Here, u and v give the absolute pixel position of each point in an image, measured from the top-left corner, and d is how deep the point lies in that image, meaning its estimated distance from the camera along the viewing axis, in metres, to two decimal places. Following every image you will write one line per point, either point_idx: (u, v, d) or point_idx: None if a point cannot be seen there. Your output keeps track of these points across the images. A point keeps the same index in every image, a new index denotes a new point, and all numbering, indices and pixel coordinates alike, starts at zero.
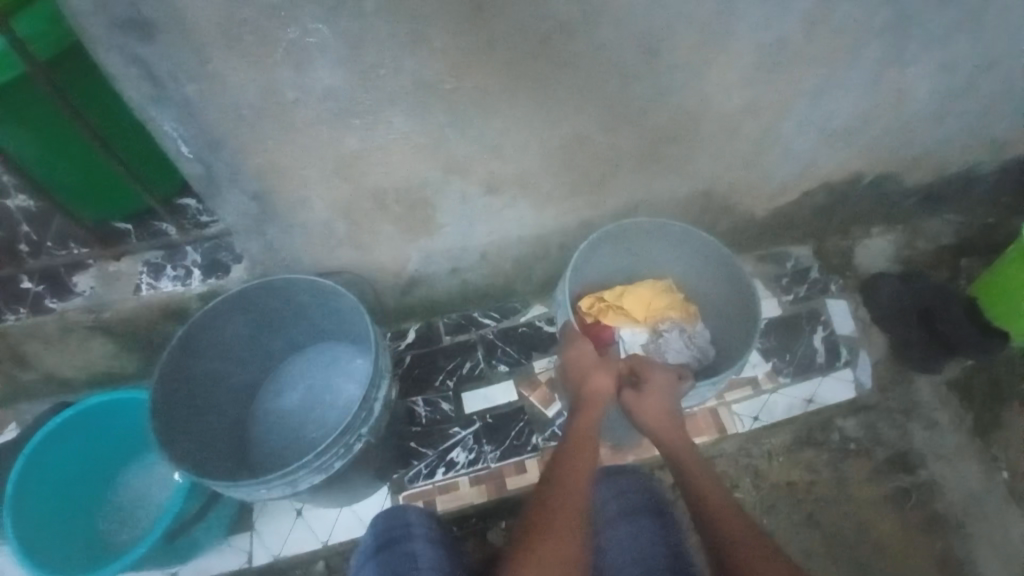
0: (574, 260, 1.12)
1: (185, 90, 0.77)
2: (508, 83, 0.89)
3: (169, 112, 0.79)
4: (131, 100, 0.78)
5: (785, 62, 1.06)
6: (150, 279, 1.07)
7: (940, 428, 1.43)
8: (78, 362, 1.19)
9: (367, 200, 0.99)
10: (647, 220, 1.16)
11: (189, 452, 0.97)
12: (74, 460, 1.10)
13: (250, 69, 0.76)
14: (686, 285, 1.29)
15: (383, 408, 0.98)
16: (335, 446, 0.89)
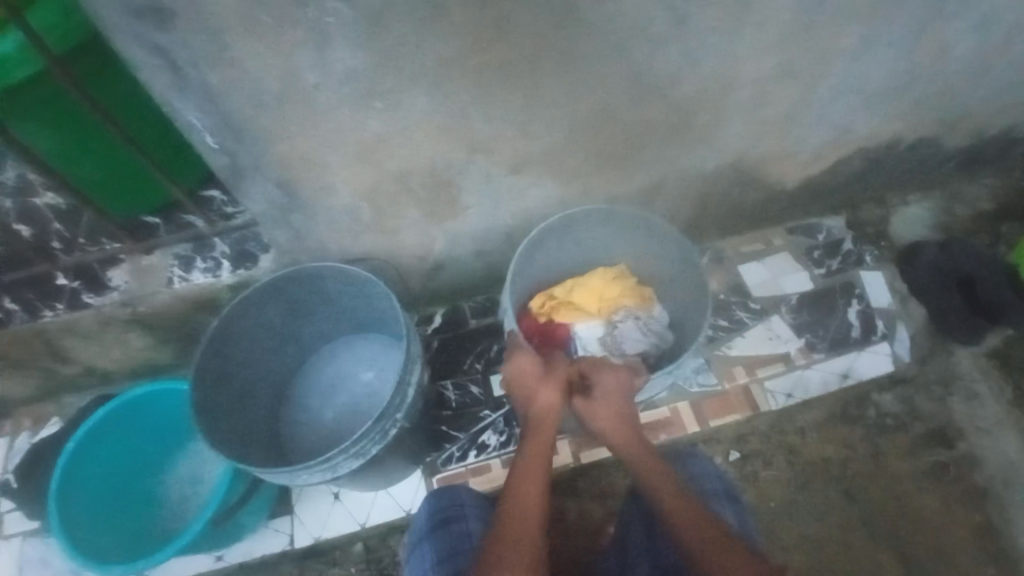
0: (515, 262, 1.06)
1: (205, 78, 0.76)
2: (530, 57, 0.86)
3: (192, 103, 0.79)
4: (155, 91, 0.77)
5: (818, 22, 1.01)
6: (182, 271, 1.08)
7: (981, 399, 1.39)
8: (115, 356, 1.22)
9: (390, 184, 0.98)
10: (585, 208, 1.10)
11: (230, 440, 0.99)
12: (119, 450, 1.14)
13: (268, 54, 0.75)
14: (639, 269, 1.23)
15: (416, 393, 0.98)
16: (372, 431, 0.90)
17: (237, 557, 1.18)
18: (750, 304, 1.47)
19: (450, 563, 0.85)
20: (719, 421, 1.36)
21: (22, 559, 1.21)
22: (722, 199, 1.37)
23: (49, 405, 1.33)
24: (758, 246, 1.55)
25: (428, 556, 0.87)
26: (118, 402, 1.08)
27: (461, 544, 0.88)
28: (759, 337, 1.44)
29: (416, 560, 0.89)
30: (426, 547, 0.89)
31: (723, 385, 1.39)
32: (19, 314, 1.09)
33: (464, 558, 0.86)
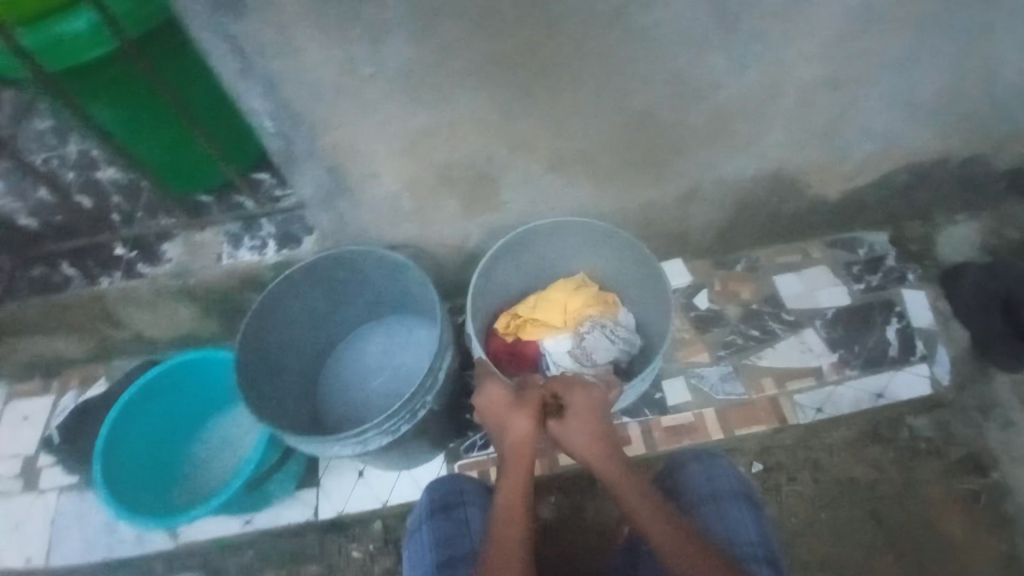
0: (473, 286, 1.07)
1: (269, 65, 0.80)
2: (576, 57, 0.87)
3: (255, 88, 0.83)
4: (223, 75, 0.81)
5: (870, 32, 0.99)
6: (230, 248, 1.14)
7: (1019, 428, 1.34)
8: (163, 325, 1.29)
9: (432, 175, 1.01)
10: (532, 226, 1.11)
11: (268, 408, 1.05)
12: (163, 411, 1.20)
13: (330, 44, 0.78)
14: (600, 274, 1.22)
15: (446, 377, 1.01)
16: (402, 410, 0.93)
17: (266, 523, 1.24)
18: (783, 315, 1.45)
19: (446, 548, 0.87)
20: (744, 431, 1.34)
21: (58, 514, 1.28)
22: (760, 207, 1.36)
23: (98, 367, 1.41)
24: (795, 257, 1.52)
25: (426, 542, 0.89)
26: (168, 364, 1.14)
27: (457, 531, 0.89)
28: (790, 349, 1.41)
29: (415, 544, 0.90)
30: (425, 532, 0.90)
31: (751, 395, 1.36)
32: (80, 280, 1.16)
33: (460, 544, 0.87)
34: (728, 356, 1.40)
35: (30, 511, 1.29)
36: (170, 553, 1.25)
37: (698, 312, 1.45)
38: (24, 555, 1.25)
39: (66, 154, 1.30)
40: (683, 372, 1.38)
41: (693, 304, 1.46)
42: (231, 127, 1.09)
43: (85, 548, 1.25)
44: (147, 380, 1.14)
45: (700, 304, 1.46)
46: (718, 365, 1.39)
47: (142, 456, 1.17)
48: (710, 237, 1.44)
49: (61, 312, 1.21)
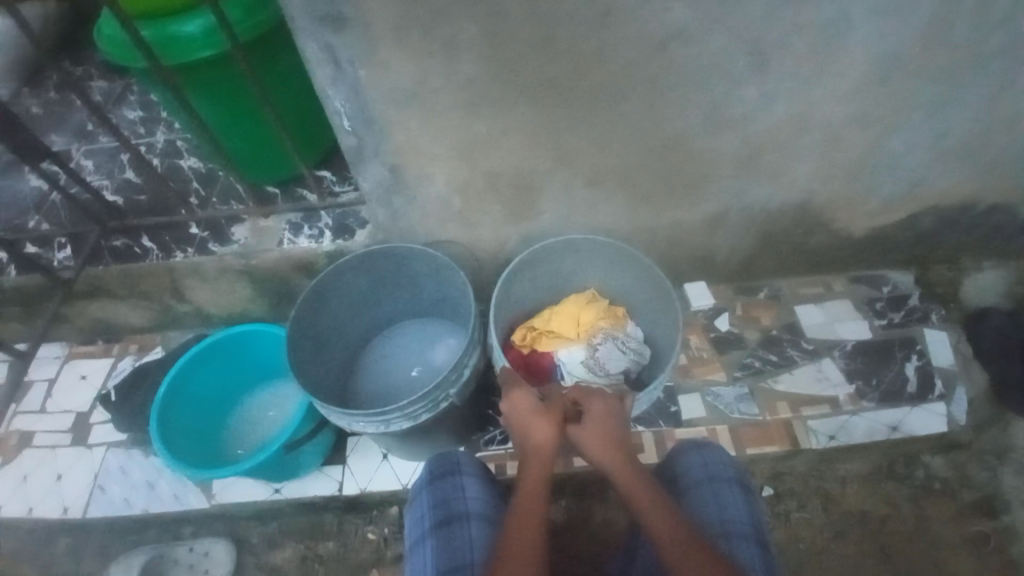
0: (497, 290, 1.14)
1: (355, 72, 0.91)
2: (622, 83, 0.97)
3: (340, 92, 0.95)
4: (313, 78, 0.93)
5: (897, 77, 1.06)
6: (291, 235, 1.25)
7: None
8: (221, 301, 1.41)
9: (481, 181, 1.11)
10: (546, 244, 1.19)
11: (306, 382, 1.14)
12: (213, 378, 1.30)
13: (409, 59, 0.89)
14: (610, 289, 1.30)
15: (471, 377, 1.07)
16: (425, 398, 0.99)
17: (292, 494, 1.30)
18: (803, 343, 1.48)
19: (442, 509, 0.91)
20: (756, 450, 1.35)
21: (102, 467, 1.38)
22: (786, 238, 1.42)
23: (157, 336, 1.54)
24: (817, 290, 1.57)
25: (426, 504, 0.93)
26: (223, 334, 1.25)
27: (453, 493, 0.93)
28: (807, 376, 1.44)
29: (415, 506, 0.94)
30: (424, 495, 0.94)
31: (765, 416, 1.39)
32: (155, 252, 1.29)
33: (454, 508, 0.91)
34: (744, 378, 1.44)
35: (75, 465, 1.39)
36: (203, 515, 1.35)
37: (718, 333, 1.50)
38: (62, 505, 1.34)
39: (154, 142, 1.47)
40: (699, 389, 1.43)
41: (714, 325, 1.51)
42: (307, 128, 1.22)
43: (122, 503, 1.33)
44: (202, 346, 1.24)
45: (721, 326, 1.51)
46: (734, 386, 1.43)
47: (191, 418, 1.26)
48: (735, 262, 1.50)
49: (134, 280, 1.34)
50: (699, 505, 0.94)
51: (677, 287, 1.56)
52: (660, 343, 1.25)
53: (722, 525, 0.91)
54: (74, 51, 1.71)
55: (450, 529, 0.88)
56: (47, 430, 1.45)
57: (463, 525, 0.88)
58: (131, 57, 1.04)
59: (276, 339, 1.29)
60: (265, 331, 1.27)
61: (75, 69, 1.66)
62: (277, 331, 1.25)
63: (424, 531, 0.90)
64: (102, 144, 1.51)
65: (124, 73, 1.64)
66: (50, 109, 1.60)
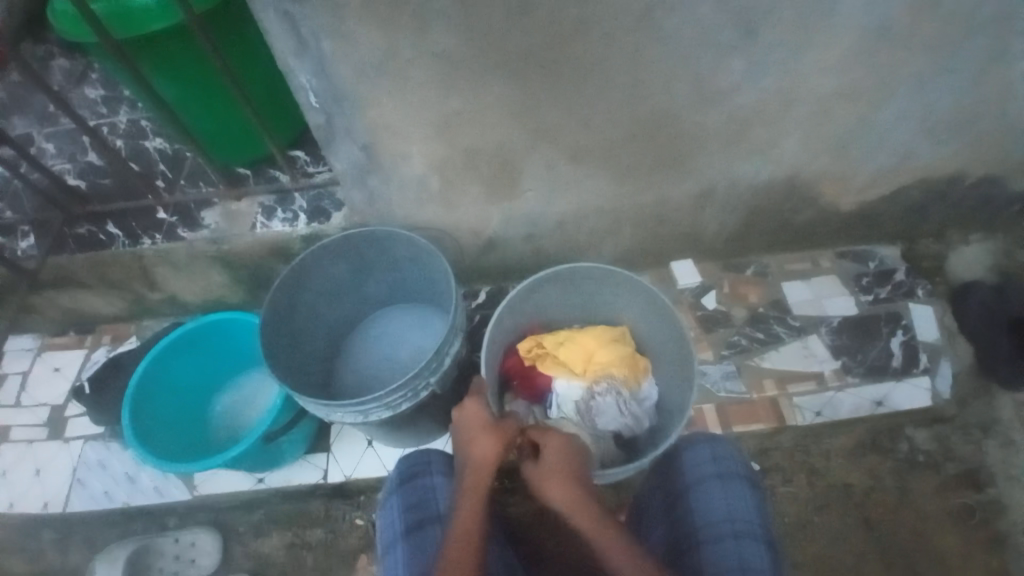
0: (511, 294, 1.14)
1: (321, 45, 0.86)
2: (605, 56, 0.93)
3: (305, 66, 0.89)
4: (276, 51, 0.88)
5: (889, 45, 1.03)
6: (264, 219, 1.21)
7: (1015, 447, 1.38)
8: (195, 289, 1.36)
9: (461, 159, 1.07)
10: (586, 265, 1.16)
11: (283, 372, 1.11)
12: (188, 367, 1.26)
13: (378, 31, 0.84)
14: (638, 330, 1.26)
15: (452, 364, 1.04)
16: (405, 387, 0.97)
17: (276, 483, 1.29)
18: (789, 320, 1.48)
19: (414, 512, 0.89)
20: (743, 428, 1.35)
21: (81, 460, 1.35)
22: (773, 213, 1.40)
23: (132, 326, 1.49)
24: (804, 266, 1.56)
25: (396, 509, 0.91)
26: (194, 323, 1.21)
27: (425, 495, 0.91)
28: (794, 353, 1.43)
29: (385, 510, 0.93)
30: (395, 497, 0.93)
31: (751, 394, 1.38)
32: (122, 239, 1.24)
33: (426, 510, 0.89)
34: (731, 356, 1.43)
35: (53, 459, 1.36)
36: (187, 506, 1.32)
37: (706, 312, 1.49)
38: (44, 500, 1.32)
39: (118, 122, 1.40)
40: None
41: (701, 304, 1.50)
42: (275, 105, 1.17)
43: (104, 496, 1.31)
44: (174, 336, 1.20)
45: (708, 304, 1.50)
46: (721, 364, 1.42)
47: (167, 409, 1.24)
48: (722, 239, 1.48)
49: (102, 269, 1.29)
50: (711, 502, 0.92)
51: (664, 265, 1.54)
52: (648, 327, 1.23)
53: (733, 524, 0.89)
54: (28, 26, 1.61)
55: (422, 533, 0.87)
56: (22, 425, 1.41)
57: (434, 528, 0.88)
58: (82, 32, 0.97)
59: (251, 327, 1.25)
60: (240, 319, 1.23)
61: (32, 46, 1.57)
62: (252, 319, 1.21)
63: (396, 536, 0.88)
64: (62, 125, 1.43)
65: (83, 49, 1.55)
66: (5, 89, 1.51)
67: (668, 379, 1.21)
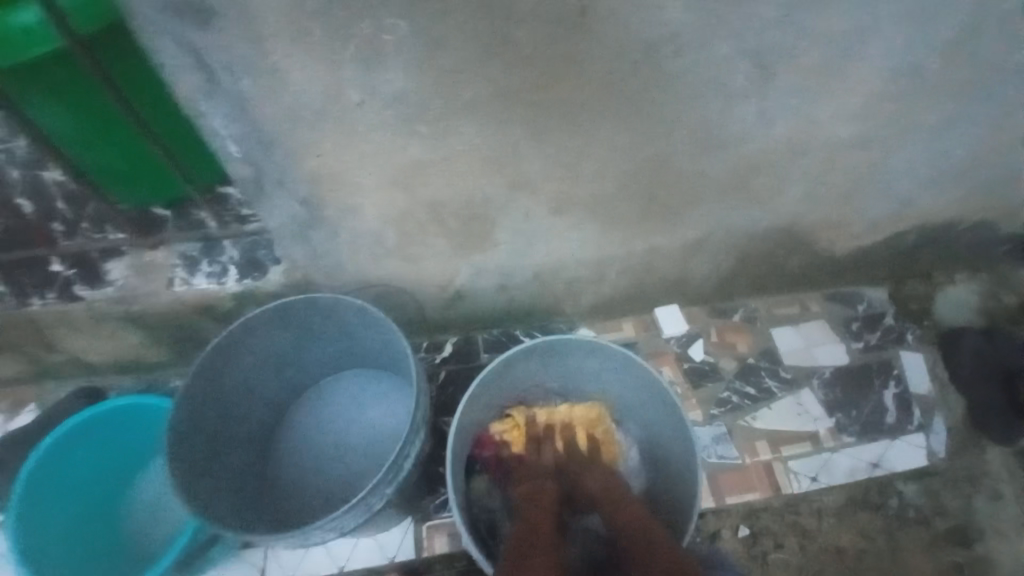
0: (485, 373, 1.00)
1: (238, 83, 0.68)
2: (598, 101, 0.79)
3: (221, 108, 0.71)
4: (178, 91, 0.69)
5: (906, 97, 0.95)
6: (185, 274, 1.02)
7: (1005, 502, 1.30)
8: (105, 350, 1.14)
9: (423, 213, 0.90)
10: (575, 338, 1.02)
11: (203, 471, 0.91)
12: (82, 468, 1.06)
13: (314, 67, 0.68)
14: (628, 407, 1.12)
15: (412, 464, 0.87)
16: (355, 507, 0.79)
17: None
18: (781, 372, 1.37)
19: None
20: (736, 499, 1.24)
21: None
22: (765, 259, 1.29)
23: (31, 389, 1.24)
24: (793, 310, 1.46)
25: None
26: (81, 416, 1.02)
27: None
28: (787, 412, 1.33)
29: None
30: None
31: (744, 459, 1.27)
32: (8, 296, 1.02)
33: None
34: (722, 416, 1.31)
35: None
36: None
37: (692, 363, 1.37)
38: None
39: None
40: None
41: (688, 355, 1.38)
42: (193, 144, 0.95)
43: None
44: (70, 428, 1.02)
45: (695, 355, 1.38)
46: (711, 425, 1.30)
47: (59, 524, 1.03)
48: (711, 285, 1.37)
49: None
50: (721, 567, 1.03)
51: (648, 311, 1.41)
52: (634, 400, 1.09)
53: None
54: None
55: None
56: None
57: None
58: None
59: (158, 412, 1.07)
60: (143, 404, 1.05)
61: None
62: (161, 404, 1.03)
63: None
64: None
65: None
66: None
67: (658, 452, 1.08)
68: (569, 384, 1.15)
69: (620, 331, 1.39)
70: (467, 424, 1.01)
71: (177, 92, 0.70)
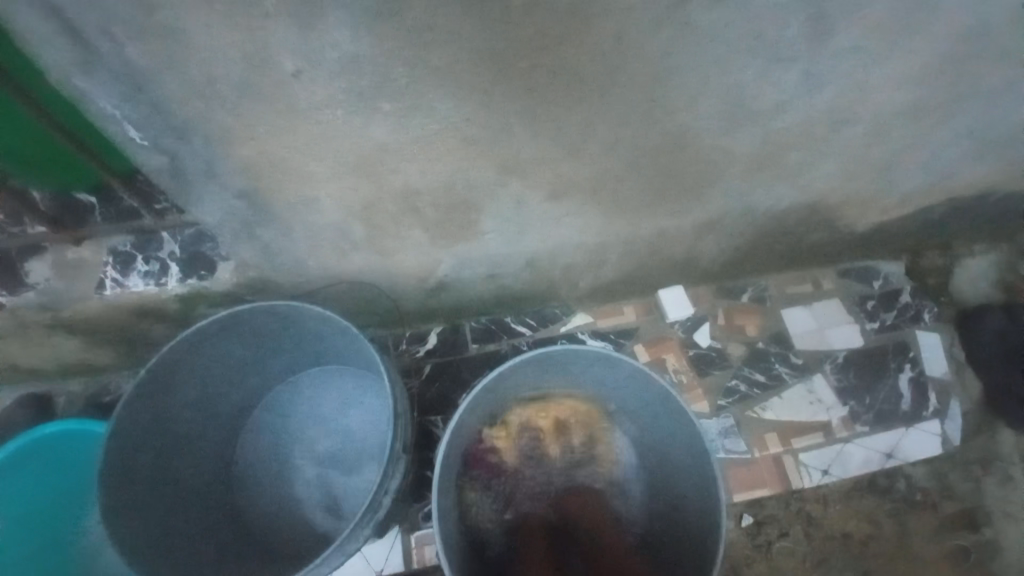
0: (474, 391, 0.87)
1: (125, 48, 0.55)
2: (607, 67, 0.65)
3: (109, 86, 0.60)
4: (49, 61, 0.58)
5: (968, 58, 0.83)
6: (118, 274, 0.87)
7: (1014, 484, 1.22)
8: (41, 357, 1.00)
9: (393, 202, 0.78)
10: (576, 348, 0.90)
11: (143, 492, 0.84)
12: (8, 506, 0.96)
13: (230, 31, 0.54)
14: (634, 415, 0.99)
15: (394, 495, 0.82)
16: (329, 554, 0.73)
17: None
18: (792, 358, 1.27)
19: None
20: (745, 496, 1.16)
21: None
22: (783, 237, 1.17)
23: None
24: (806, 288, 1.35)
25: None
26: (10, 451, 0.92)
27: None
28: (798, 400, 1.24)
29: None
30: None
31: (753, 453, 1.19)
32: None
33: None
34: (730, 407, 1.22)
35: None
36: None
37: (699, 350, 1.25)
38: None
39: None
40: None
41: (694, 341, 1.26)
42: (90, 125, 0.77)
43: None
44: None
45: (702, 341, 1.26)
46: (718, 417, 1.21)
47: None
48: (720, 264, 1.24)
49: None
50: None
51: (651, 293, 1.29)
52: (640, 410, 0.97)
53: None
54: None
55: None
56: None
57: None
58: None
59: (87, 447, 0.97)
60: (72, 437, 0.96)
61: None
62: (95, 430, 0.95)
63: None
64: None
65: None
66: None
67: (664, 457, 0.97)
68: (570, 387, 1.01)
69: (622, 316, 1.25)
70: (457, 439, 0.90)
71: (56, 69, 0.59)
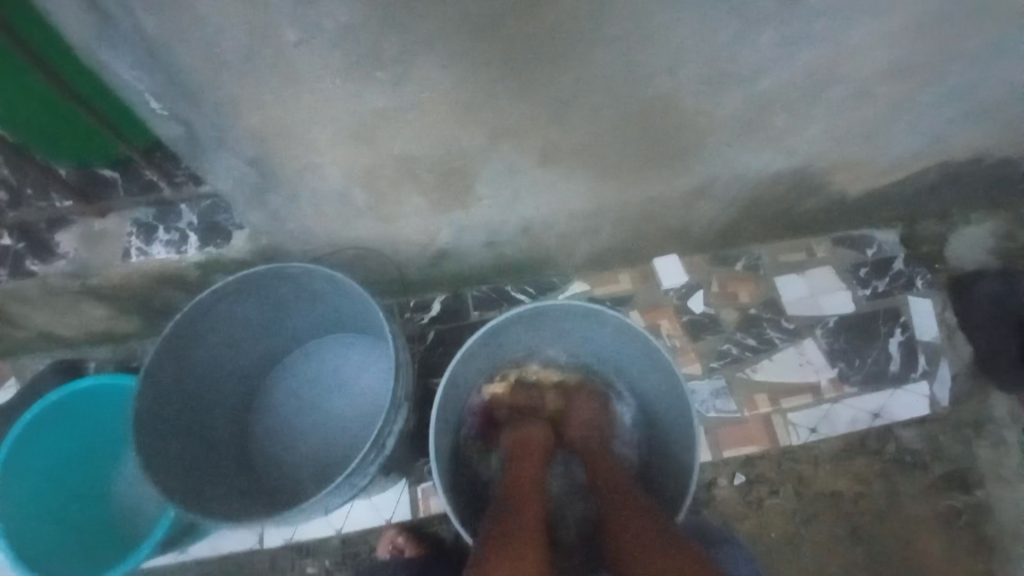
0: (469, 344, 0.93)
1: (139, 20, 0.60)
2: (589, 32, 0.69)
3: (130, 58, 0.65)
4: (75, 36, 0.63)
5: (948, 19, 0.84)
6: (141, 243, 0.93)
7: (1007, 447, 1.25)
8: (72, 324, 1.07)
9: (391, 167, 0.83)
10: (564, 304, 0.96)
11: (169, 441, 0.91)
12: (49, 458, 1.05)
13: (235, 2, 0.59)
14: (624, 369, 1.06)
15: (396, 440, 0.88)
16: (336, 489, 0.79)
17: (203, 552, 1.07)
18: (784, 323, 1.31)
19: None
20: (734, 452, 1.22)
21: None
22: (774, 204, 1.20)
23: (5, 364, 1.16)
24: (800, 256, 1.38)
25: None
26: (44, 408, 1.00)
27: None
28: (789, 362, 1.29)
29: None
30: None
31: (743, 412, 1.24)
32: None
33: None
34: (721, 368, 1.27)
35: None
36: None
37: (692, 316, 1.30)
38: None
39: None
40: None
41: (688, 307, 1.30)
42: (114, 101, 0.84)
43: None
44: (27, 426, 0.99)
45: (695, 307, 1.30)
46: (710, 379, 1.26)
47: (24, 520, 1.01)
48: (713, 232, 1.28)
49: None
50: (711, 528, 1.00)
51: (647, 262, 1.33)
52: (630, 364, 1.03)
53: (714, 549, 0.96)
54: None
55: None
56: None
57: None
58: None
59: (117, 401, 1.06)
60: (103, 392, 1.05)
61: None
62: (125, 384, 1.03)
63: None
64: None
65: None
66: None
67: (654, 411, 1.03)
68: (563, 343, 1.07)
69: (618, 284, 1.30)
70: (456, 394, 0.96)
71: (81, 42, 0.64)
